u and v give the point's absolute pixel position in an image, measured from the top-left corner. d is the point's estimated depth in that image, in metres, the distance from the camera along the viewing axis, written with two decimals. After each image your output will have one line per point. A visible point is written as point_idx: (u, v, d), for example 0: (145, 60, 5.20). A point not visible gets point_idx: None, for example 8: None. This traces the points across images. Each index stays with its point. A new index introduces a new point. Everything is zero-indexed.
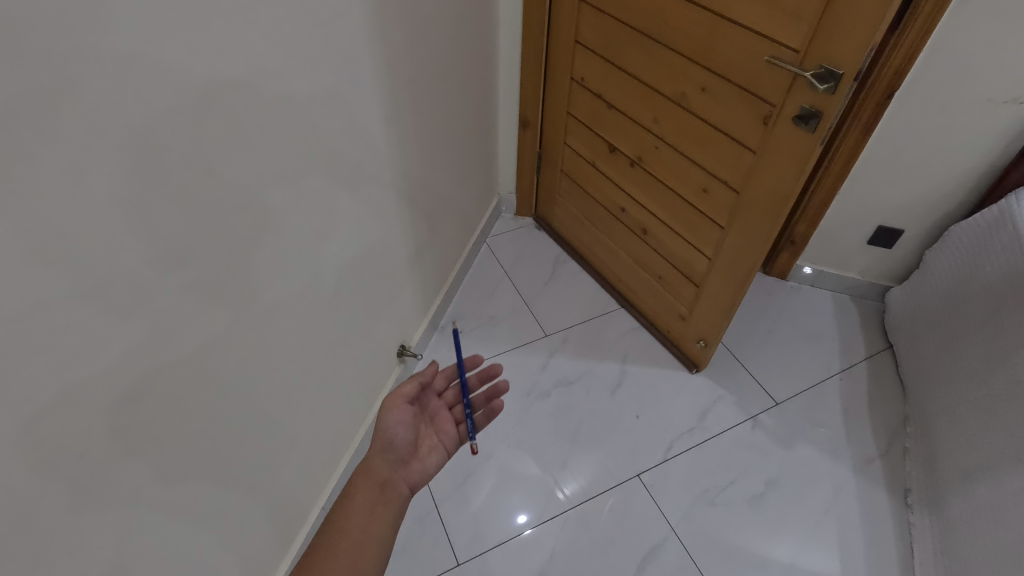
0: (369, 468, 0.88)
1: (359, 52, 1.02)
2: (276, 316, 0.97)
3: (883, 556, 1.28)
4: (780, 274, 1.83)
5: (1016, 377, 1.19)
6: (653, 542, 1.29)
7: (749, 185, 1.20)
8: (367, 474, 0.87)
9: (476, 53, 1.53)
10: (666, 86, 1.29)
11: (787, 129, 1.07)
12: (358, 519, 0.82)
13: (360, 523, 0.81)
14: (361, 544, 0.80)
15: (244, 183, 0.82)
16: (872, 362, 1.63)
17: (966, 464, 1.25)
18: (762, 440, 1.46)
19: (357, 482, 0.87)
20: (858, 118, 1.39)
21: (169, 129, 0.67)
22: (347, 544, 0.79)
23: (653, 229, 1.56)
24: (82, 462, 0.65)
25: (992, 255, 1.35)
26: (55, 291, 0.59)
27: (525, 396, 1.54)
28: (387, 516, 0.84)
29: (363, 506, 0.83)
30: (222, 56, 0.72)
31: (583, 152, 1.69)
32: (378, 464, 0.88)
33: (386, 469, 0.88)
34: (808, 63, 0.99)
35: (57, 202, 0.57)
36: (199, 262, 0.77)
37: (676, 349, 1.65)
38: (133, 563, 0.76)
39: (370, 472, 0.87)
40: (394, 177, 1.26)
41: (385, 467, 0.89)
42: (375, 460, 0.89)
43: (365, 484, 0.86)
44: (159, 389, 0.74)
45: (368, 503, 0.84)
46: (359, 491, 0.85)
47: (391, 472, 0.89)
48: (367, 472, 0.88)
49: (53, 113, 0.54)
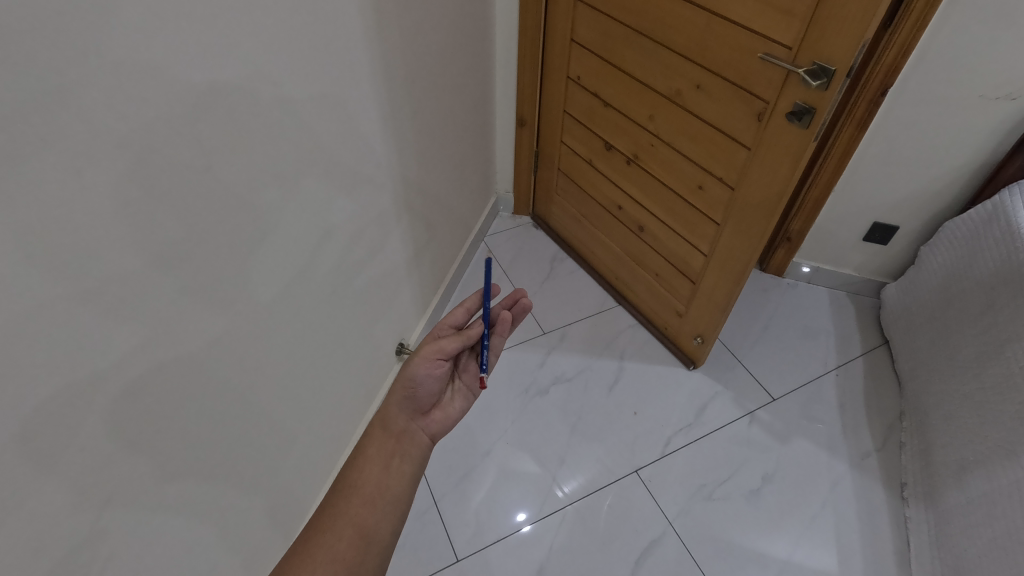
0: (387, 416, 0.88)
1: (355, 50, 1.02)
2: (275, 314, 0.98)
3: (879, 549, 1.29)
4: (777, 271, 1.85)
5: (1010, 371, 1.20)
6: (652, 536, 1.30)
7: (744, 181, 1.21)
8: (383, 423, 0.87)
9: (473, 52, 1.53)
10: (661, 83, 1.30)
11: (781, 125, 1.08)
12: (372, 473, 0.81)
13: (374, 479, 0.80)
14: (374, 501, 0.78)
15: (241, 181, 0.83)
16: (868, 357, 1.64)
17: (961, 458, 1.26)
18: (759, 435, 1.47)
19: (372, 433, 0.86)
20: (852, 115, 1.40)
21: (167, 127, 0.68)
22: (359, 498, 0.78)
23: (649, 226, 1.56)
24: (82, 458, 0.66)
25: (985, 249, 1.36)
26: (55, 286, 0.59)
27: (524, 393, 1.55)
28: (404, 471, 0.82)
29: (375, 461, 0.82)
30: (218, 55, 0.72)
31: (579, 150, 1.69)
32: (396, 416, 0.88)
33: (403, 419, 0.88)
34: (801, 60, 1.00)
35: (58, 200, 0.58)
36: (198, 259, 0.77)
37: (673, 346, 1.65)
38: (134, 559, 0.76)
39: (387, 423, 0.87)
40: (392, 176, 1.27)
41: (404, 415, 0.88)
42: (391, 415, 0.88)
43: (382, 436, 0.86)
44: (160, 385, 0.75)
45: (382, 461, 0.82)
46: (372, 443, 0.84)
47: (408, 421, 0.88)
48: (385, 419, 0.88)
49: (50, 114, 0.55)
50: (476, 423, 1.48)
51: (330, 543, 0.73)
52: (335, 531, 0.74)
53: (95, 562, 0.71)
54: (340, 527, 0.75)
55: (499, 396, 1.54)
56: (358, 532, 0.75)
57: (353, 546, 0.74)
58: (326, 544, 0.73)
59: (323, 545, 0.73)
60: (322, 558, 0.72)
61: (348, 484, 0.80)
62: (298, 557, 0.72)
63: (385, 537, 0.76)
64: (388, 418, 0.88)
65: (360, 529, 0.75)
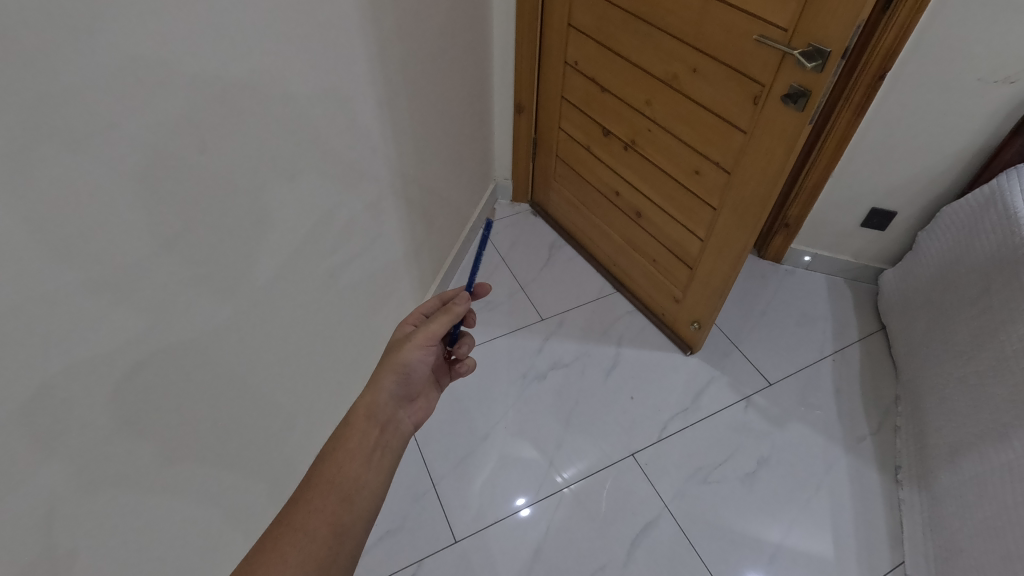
0: (375, 404, 0.85)
1: (351, 36, 1.02)
2: (276, 295, 0.98)
3: (874, 533, 1.30)
4: (774, 257, 1.85)
5: (1003, 355, 1.21)
6: (647, 519, 1.31)
7: (741, 165, 1.21)
8: (369, 413, 0.84)
9: (470, 38, 1.52)
10: (658, 68, 1.29)
11: (777, 108, 1.08)
12: (352, 466, 0.79)
13: (351, 476, 0.78)
14: (349, 497, 0.76)
15: (240, 165, 0.83)
16: (865, 342, 1.65)
17: (954, 440, 1.27)
18: (755, 419, 1.48)
19: (355, 422, 0.83)
20: (851, 99, 1.39)
21: (162, 110, 0.68)
22: (335, 493, 0.76)
23: (647, 212, 1.56)
24: (81, 437, 0.67)
25: (981, 234, 1.37)
26: (55, 269, 0.60)
27: (522, 378, 1.56)
28: (383, 465, 0.81)
29: (357, 458, 0.80)
30: (215, 41, 0.72)
31: (577, 137, 1.69)
32: (383, 405, 0.85)
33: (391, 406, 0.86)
34: (796, 41, 1.00)
35: (57, 190, 0.59)
36: (196, 242, 0.78)
37: (670, 331, 1.66)
38: (130, 539, 0.78)
39: (374, 412, 0.84)
40: (391, 161, 1.27)
41: (392, 402, 0.87)
42: (377, 408, 0.85)
43: (366, 425, 0.83)
44: (159, 366, 0.76)
45: (355, 460, 0.79)
46: (350, 442, 0.81)
47: (395, 410, 0.87)
48: (373, 408, 0.84)
49: (44, 109, 0.55)
50: (475, 408, 1.49)
51: (302, 541, 0.70)
52: (309, 527, 0.71)
53: (88, 544, 0.72)
54: (312, 521, 0.72)
55: (499, 383, 1.55)
56: (332, 529, 0.73)
57: (327, 543, 0.72)
58: (299, 542, 0.70)
59: (297, 538, 0.70)
60: (294, 555, 0.69)
61: (324, 475, 0.77)
62: (260, 558, 0.68)
63: (359, 533, 0.74)
64: (372, 413, 0.84)
65: (334, 526, 0.73)
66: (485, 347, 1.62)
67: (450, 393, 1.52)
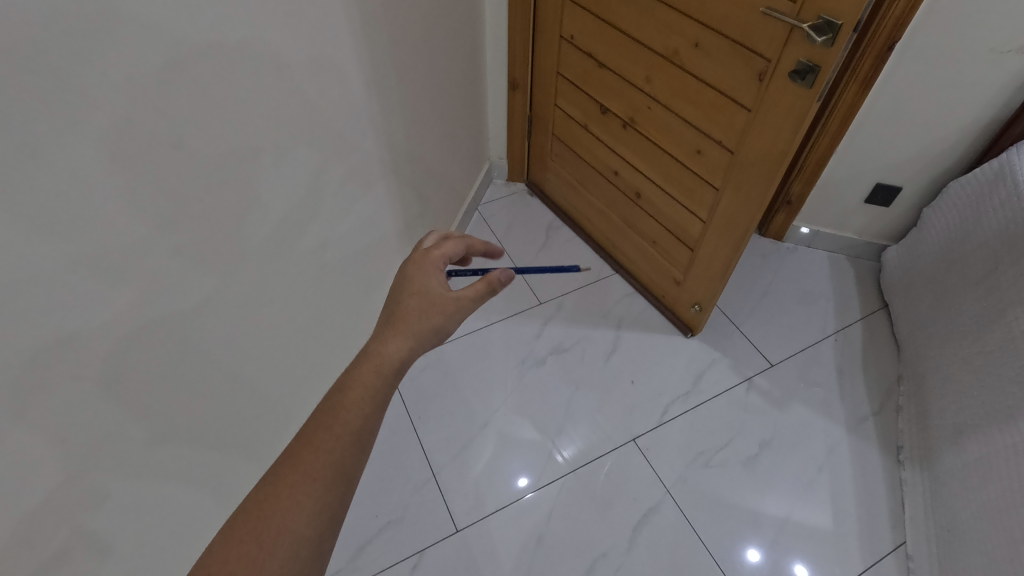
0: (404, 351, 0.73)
1: (336, 14, 0.96)
2: (262, 291, 0.95)
3: (874, 513, 1.30)
4: (776, 236, 1.82)
5: (1010, 335, 1.19)
6: (648, 505, 1.31)
7: (745, 144, 1.17)
8: (380, 363, 0.71)
9: (461, 11, 1.46)
10: (658, 43, 1.24)
11: (784, 85, 1.03)
12: (354, 416, 0.66)
13: (358, 422, 0.66)
14: (358, 442, 0.65)
15: (224, 154, 0.78)
16: (868, 320, 1.63)
17: (958, 421, 1.26)
18: (758, 401, 1.47)
19: (364, 365, 0.71)
20: (857, 72, 1.34)
21: (135, 107, 0.63)
22: (341, 430, 0.65)
23: (647, 193, 1.52)
24: (58, 450, 0.65)
25: (991, 208, 1.34)
26: (24, 279, 0.57)
27: (522, 363, 1.54)
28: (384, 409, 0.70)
29: (362, 405, 0.67)
30: (191, 24, 0.67)
31: (575, 115, 1.64)
32: (395, 349, 0.73)
33: (406, 347, 0.74)
34: (805, 13, 0.95)
35: (22, 202, 0.55)
36: (177, 240, 0.74)
37: (671, 313, 1.64)
38: (103, 548, 0.76)
39: (383, 357, 0.72)
40: (380, 143, 1.22)
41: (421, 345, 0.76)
42: (387, 352, 0.72)
43: (376, 375, 0.70)
44: (141, 373, 0.73)
45: (361, 405, 0.67)
46: (354, 388, 0.68)
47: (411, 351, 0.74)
48: (383, 358, 0.72)
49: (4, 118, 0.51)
50: (475, 394, 1.48)
51: (303, 481, 0.61)
52: (306, 467, 0.62)
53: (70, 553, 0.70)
54: (315, 466, 0.62)
55: (497, 368, 1.53)
56: (338, 472, 0.63)
57: (331, 487, 0.62)
58: (301, 487, 0.61)
59: (296, 491, 0.60)
60: (299, 498, 0.60)
61: (322, 424, 0.65)
62: (252, 516, 0.59)
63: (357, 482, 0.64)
64: (381, 357, 0.72)
65: (340, 470, 0.63)
66: (483, 333, 1.60)
67: (448, 381, 1.50)
